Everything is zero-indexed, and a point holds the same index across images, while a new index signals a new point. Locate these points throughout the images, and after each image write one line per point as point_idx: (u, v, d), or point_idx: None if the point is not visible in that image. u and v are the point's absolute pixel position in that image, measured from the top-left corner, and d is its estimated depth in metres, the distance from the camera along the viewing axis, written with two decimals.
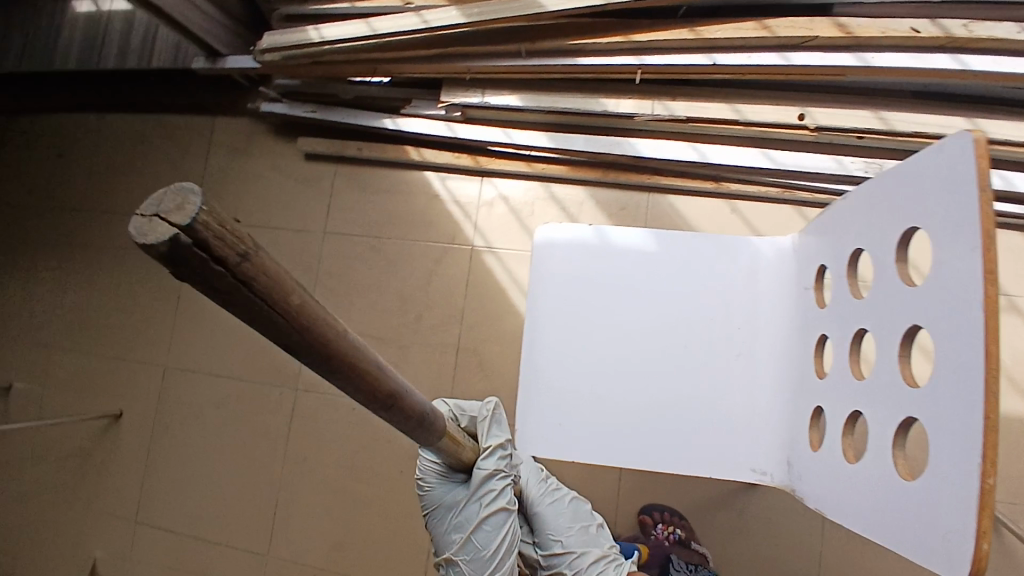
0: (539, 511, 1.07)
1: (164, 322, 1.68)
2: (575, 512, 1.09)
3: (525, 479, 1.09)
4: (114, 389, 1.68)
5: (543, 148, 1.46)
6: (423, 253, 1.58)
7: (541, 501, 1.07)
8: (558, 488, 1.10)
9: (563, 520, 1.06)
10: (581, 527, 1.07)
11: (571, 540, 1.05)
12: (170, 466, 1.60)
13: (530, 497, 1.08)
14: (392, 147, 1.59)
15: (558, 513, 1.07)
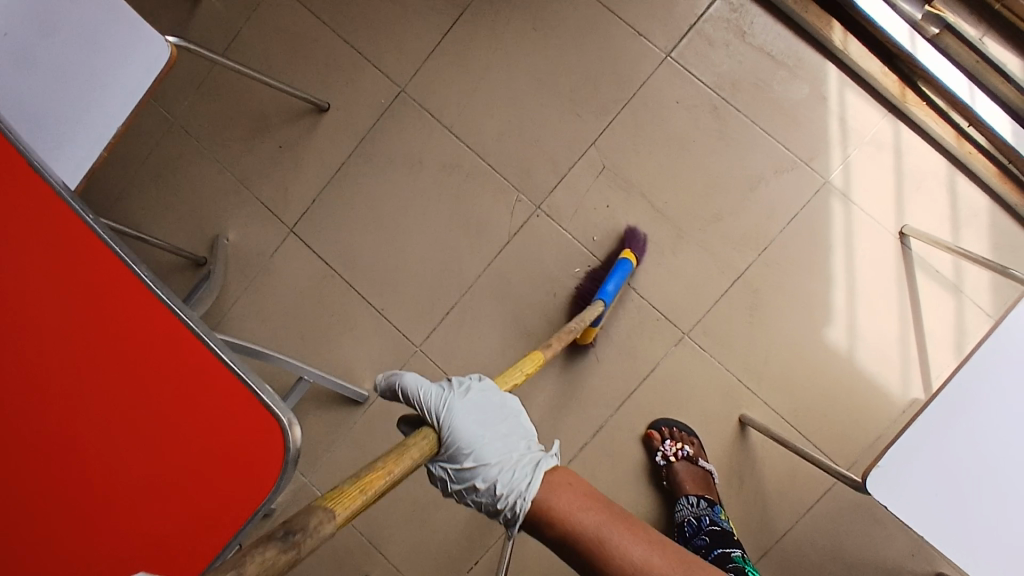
0: (454, 430, 0.74)
1: (356, 129, 1.35)
2: (496, 408, 0.80)
3: (423, 393, 0.76)
4: (286, 152, 1.38)
5: (948, 115, 1.15)
6: (663, 171, 1.24)
7: (457, 409, 0.75)
8: (466, 390, 0.78)
9: (485, 429, 0.77)
10: (507, 426, 0.80)
11: (494, 449, 0.77)
12: (343, 225, 1.36)
13: (437, 415, 0.74)
14: (751, 52, 1.22)
15: (473, 411, 0.77)
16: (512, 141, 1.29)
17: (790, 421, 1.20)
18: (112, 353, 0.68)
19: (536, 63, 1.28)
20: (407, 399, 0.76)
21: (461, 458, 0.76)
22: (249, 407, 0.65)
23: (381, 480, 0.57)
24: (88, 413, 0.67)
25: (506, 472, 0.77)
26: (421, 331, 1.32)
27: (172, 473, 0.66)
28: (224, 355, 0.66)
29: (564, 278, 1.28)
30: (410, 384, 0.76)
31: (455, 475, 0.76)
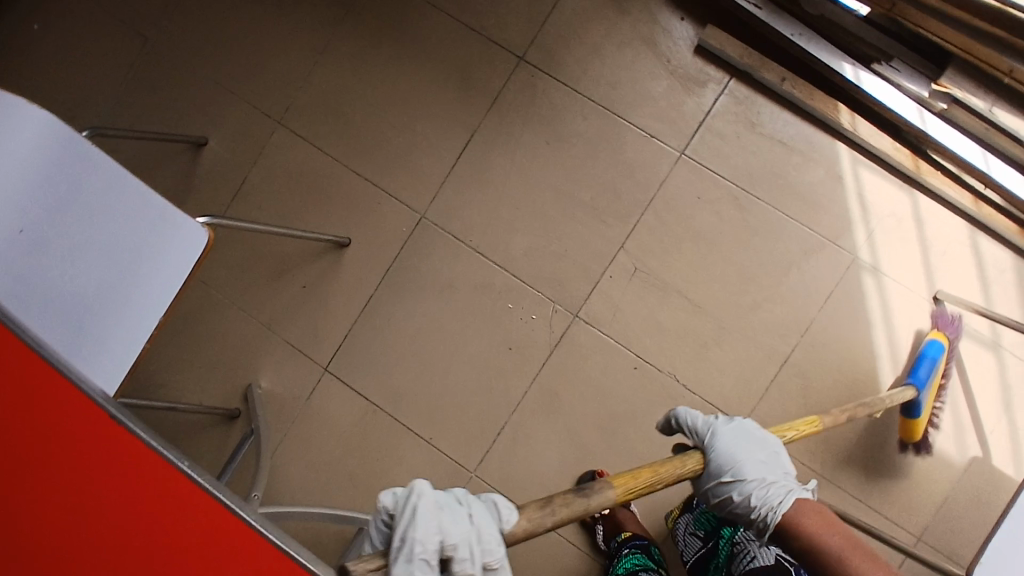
0: (714, 449, 0.83)
1: (380, 261, 1.34)
2: (755, 437, 0.85)
3: (692, 422, 0.87)
4: (312, 292, 1.35)
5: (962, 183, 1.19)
6: (693, 266, 1.26)
7: (721, 431, 0.85)
8: (733, 421, 0.86)
9: (744, 451, 0.83)
10: (766, 455, 0.84)
11: (754, 470, 0.82)
12: (379, 358, 1.33)
13: (702, 436, 0.85)
14: (762, 142, 1.25)
15: (733, 434, 0.84)
16: (541, 254, 1.30)
17: (857, 495, 1.21)
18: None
19: (553, 176, 1.30)
20: (677, 425, 0.89)
21: (720, 474, 0.82)
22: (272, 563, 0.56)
23: (653, 475, 0.69)
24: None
25: (760, 488, 0.81)
26: (474, 456, 1.30)
27: None
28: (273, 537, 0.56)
29: (612, 383, 1.28)
30: (682, 415, 0.88)
31: (718, 488, 0.82)
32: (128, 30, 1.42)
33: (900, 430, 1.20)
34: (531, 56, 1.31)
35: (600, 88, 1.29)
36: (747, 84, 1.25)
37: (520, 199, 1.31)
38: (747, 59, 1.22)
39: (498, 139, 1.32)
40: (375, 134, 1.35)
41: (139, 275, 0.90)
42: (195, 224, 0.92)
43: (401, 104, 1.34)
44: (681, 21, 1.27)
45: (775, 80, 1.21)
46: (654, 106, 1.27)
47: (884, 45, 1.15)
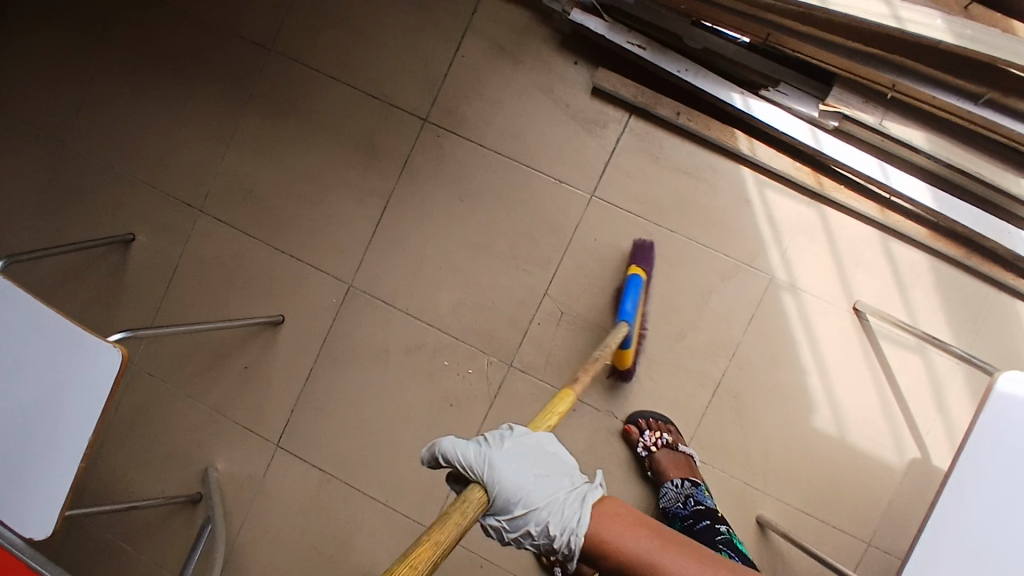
0: (499, 482, 0.72)
1: (315, 333, 1.37)
2: (528, 450, 0.76)
3: (464, 458, 0.73)
4: (254, 371, 1.38)
5: (864, 192, 1.21)
6: (616, 303, 1.28)
7: (497, 461, 0.72)
8: (500, 440, 0.76)
9: (527, 474, 0.74)
10: (547, 468, 0.77)
11: (539, 491, 0.75)
12: (327, 427, 1.36)
13: (476, 471, 0.72)
14: (668, 175, 1.26)
15: (514, 458, 0.74)
16: (468, 309, 1.33)
17: (804, 509, 1.23)
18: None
19: (470, 231, 1.32)
20: (447, 461, 0.74)
21: (511, 507, 0.73)
22: None
23: (452, 532, 0.61)
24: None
25: (553, 509, 0.75)
26: (430, 512, 1.33)
27: None
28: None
29: (553, 427, 1.30)
30: (446, 449, 0.73)
31: (513, 523, 0.74)
32: (46, 140, 1.46)
33: (837, 441, 1.22)
34: (434, 117, 1.34)
35: (504, 140, 1.31)
36: (646, 120, 1.27)
37: (442, 257, 1.34)
38: (640, 97, 1.24)
39: (413, 201, 1.34)
40: (295, 211, 1.38)
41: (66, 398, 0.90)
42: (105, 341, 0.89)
43: (316, 178, 1.37)
44: (573, 66, 1.29)
45: (670, 115, 1.23)
46: (558, 152, 1.30)
47: (768, 71, 1.17)
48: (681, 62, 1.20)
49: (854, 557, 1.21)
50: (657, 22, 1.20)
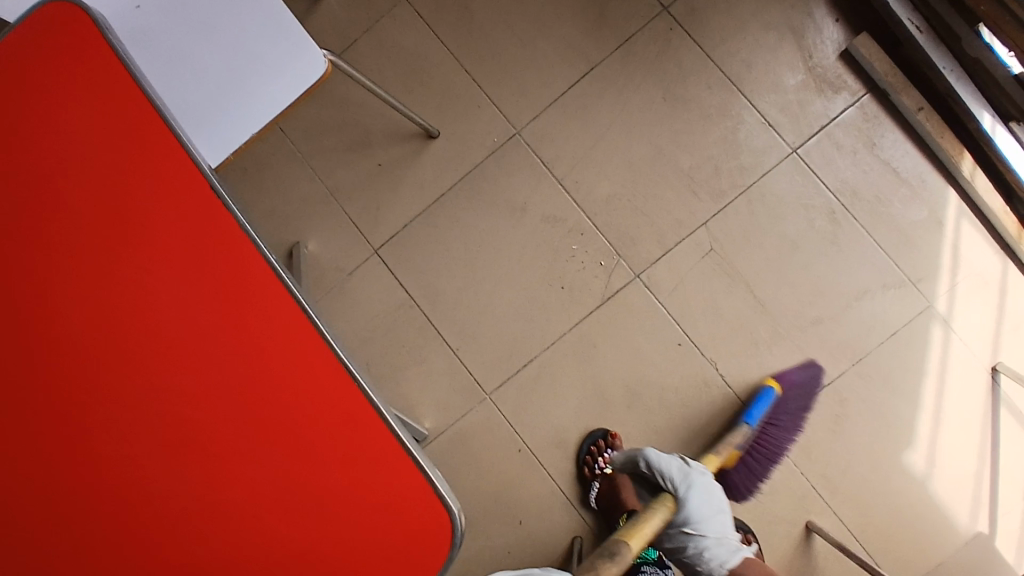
0: (688, 501, 0.97)
1: (462, 163, 1.31)
2: (718, 496, 1.01)
3: (665, 471, 1.01)
4: (386, 173, 1.33)
5: None
6: (770, 265, 1.23)
7: (695, 484, 0.99)
8: (700, 472, 1.01)
9: (711, 510, 0.99)
10: (721, 516, 1.01)
11: (712, 526, 1.00)
12: (431, 257, 1.32)
13: (675, 484, 0.99)
14: (876, 163, 1.22)
15: (708, 497, 0.99)
16: (622, 206, 1.27)
17: (859, 538, 1.20)
18: (180, 330, 0.66)
19: (661, 132, 1.27)
20: (647, 468, 1.04)
21: (681, 523, 0.99)
22: (295, 326, 0.66)
23: (653, 523, 0.88)
24: (168, 454, 0.65)
25: (717, 545, 1.00)
26: (496, 379, 1.29)
27: (246, 392, 0.66)
28: (342, 354, 0.66)
29: (652, 352, 1.26)
30: (652, 460, 1.03)
31: (678, 536, 1.00)
32: None
33: (918, 485, 1.21)
34: (674, 10, 1.28)
35: (732, 62, 1.26)
36: (880, 104, 1.23)
37: (620, 145, 1.28)
38: (890, 78, 1.20)
39: (616, 81, 1.29)
40: (498, 39, 1.33)
41: (232, 89, 0.84)
42: (315, 52, 0.84)
43: (530, 18, 1.32)
44: (834, 23, 1.24)
45: (912, 107, 1.19)
46: (780, 97, 1.24)
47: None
48: (949, 65, 1.17)
49: None
50: (947, 12, 1.14)
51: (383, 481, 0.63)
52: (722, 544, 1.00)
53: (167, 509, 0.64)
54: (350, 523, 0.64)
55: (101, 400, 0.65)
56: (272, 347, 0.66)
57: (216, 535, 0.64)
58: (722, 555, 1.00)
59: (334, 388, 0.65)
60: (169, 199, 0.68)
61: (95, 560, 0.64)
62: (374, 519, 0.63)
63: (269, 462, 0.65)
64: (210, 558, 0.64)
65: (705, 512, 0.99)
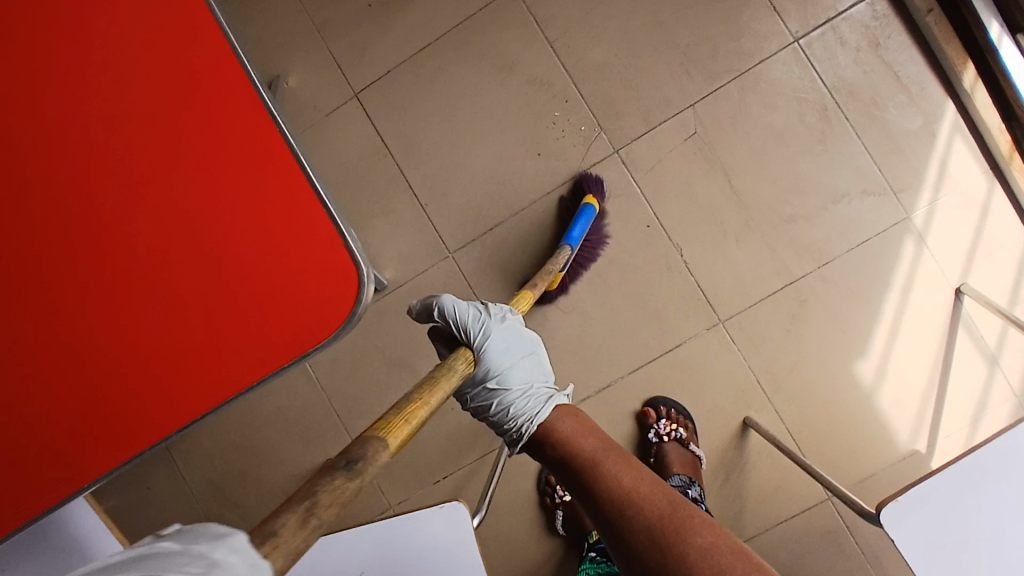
0: (487, 350, 0.75)
1: (455, 13, 1.27)
2: (521, 335, 0.80)
3: (461, 318, 0.75)
4: (377, 14, 1.29)
5: None
6: (752, 154, 1.20)
7: (493, 330, 0.76)
8: (502, 316, 0.79)
9: (513, 354, 0.78)
10: (529, 359, 0.80)
11: (518, 375, 0.77)
12: (411, 107, 1.28)
13: (472, 334, 0.75)
14: (877, 64, 1.18)
15: (506, 337, 0.78)
16: (611, 76, 1.23)
17: (795, 438, 1.20)
18: (106, 55, 0.65)
19: (662, 5, 1.22)
20: (441, 317, 0.76)
21: (486, 378, 0.76)
22: (224, 71, 0.65)
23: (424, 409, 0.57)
24: (90, 179, 0.65)
25: (523, 397, 0.77)
26: (459, 238, 1.28)
27: (166, 129, 0.65)
28: (269, 103, 0.65)
29: (619, 229, 1.24)
30: (447, 305, 0.75)
31: (482, 393, 0.77)
32: None
33: (864, 396, 1.20)
34: None
35: None
36: (891, 2, 1.17)
37: (620, 15, 1.23)
38: None
39: None
40: None
41: None
42: None
43: None
44: None
45: (922, 8, 1.15)
46: None
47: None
48: None
49: (812, 497, 1.20)
50: None
51: (301, 232, 0.65)
52: (530, 386, 0.79)
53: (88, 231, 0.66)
54: (265, 266, 0.65)
55: (24, 116, 0.65)
56: (203, 85, 0.65)
57: (123, 261, 0.66)
58: (521, 408, 0.76)
59: (257, 137, 0.65)
60: None
61: (9, 267, 0.66)
62: (285, 266, 0.65)
63: (189, 200, 0.65)
64: (128, 284, 0.66)
65: (502, 352, 0.76)
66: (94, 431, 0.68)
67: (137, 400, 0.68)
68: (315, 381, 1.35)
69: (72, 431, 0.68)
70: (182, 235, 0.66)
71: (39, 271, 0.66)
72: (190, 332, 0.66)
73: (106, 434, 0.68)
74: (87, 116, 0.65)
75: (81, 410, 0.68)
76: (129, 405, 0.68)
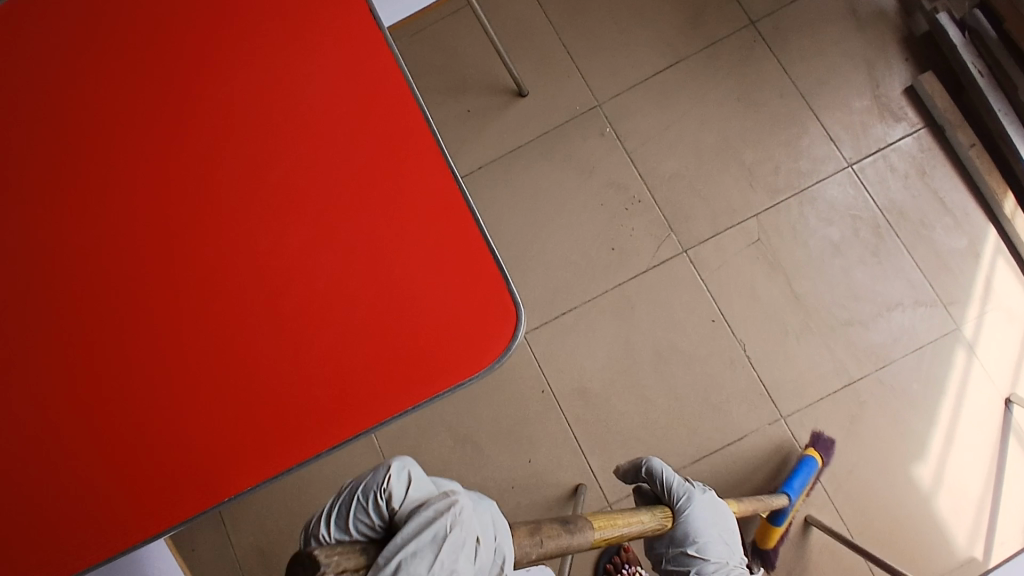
0: (688, 514, 0.87)
1: (545, 122, 1.43)
2: (723, 515, 0.90)
3: (673, 483, 0.87)
4: (474, 119, 1.45)
5: None
6: (811, 263, 1.31)
7: (696, 500, 0.87)
8: (705, 489, 0.90)
9: (716, 527, 0.89)
10: (725, 536, 0.89)
11: (715, 548, 0.87)
12: (498, 199, 1.42)
13: (678, 498, 0.87)
14: (924, 189, 1.31)
15: (707, 509, 0.89)
16: (682, 185, 1.37)
17: (853, 536, 1.22)
18: (314, 119, 0.77)
19: (731, 128, 1.38)
20: (649, 476, 0.88)
21: (685, 543, 0.87)
22: (412, 131, 0.75)
23: (622, 527, 0.70)
24: (284, 216, 0.75)
25: (715, 566, 0.86)
26: (534, 321, 1.36)
27: (356, 178, 0.75)
28: (449, 159, 0.74)
29: (684, 323, 1.32)
30: (658, 467, 0.87)
31: (679, 557, 0.87)
32: None
33: (922, 499, 1.23)
34: (762, 27, 1.41)
35: (807, 79, 1.38)
36: (935, 138, 1.33)
37: (692, 133, 1.39)
38: (948, 115, 1.31)
39: (699, 78, 1.41)
40: (599, 23, 1.46)
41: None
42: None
43: (632, 11, 1.46)
44: (903, 63, 1.37)
45: (965, 143, 1.30)
46: (844, 117, 1.35)
47: None
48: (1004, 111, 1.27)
49: None
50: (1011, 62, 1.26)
51: (463, 274, 0.72)
52: (709, 550, 0.87)
53: (271, 264, 0.74)
54: (426, 307, 0.72)
55: (236, 162, 0.76)
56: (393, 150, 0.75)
57: (301, 287, 0.73)
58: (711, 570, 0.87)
59: (434, 187, 0.74)
60: (331, 13, 0.79)
61: (197, 288, 0.74)
62: (448, 299, 0.72)
63: (367, 237, 0.74)
64: (297, 314, 0.73)
65: (705, 514, 0.88)
66: (242, 444, 0.71)
67: (288, 418, 0.71)
68: (379, 451, 1.37)
69: (223, 444, 0.71)
70: (358, 267, 0.73)
71: (226, 291, 0.74)
72: (350, 357, 0.72)
73: (255, 449, 0.71)
74: (288, 169, 0.75)
75: (233, 423, 0.71)
76: (276, 428, 0.71)
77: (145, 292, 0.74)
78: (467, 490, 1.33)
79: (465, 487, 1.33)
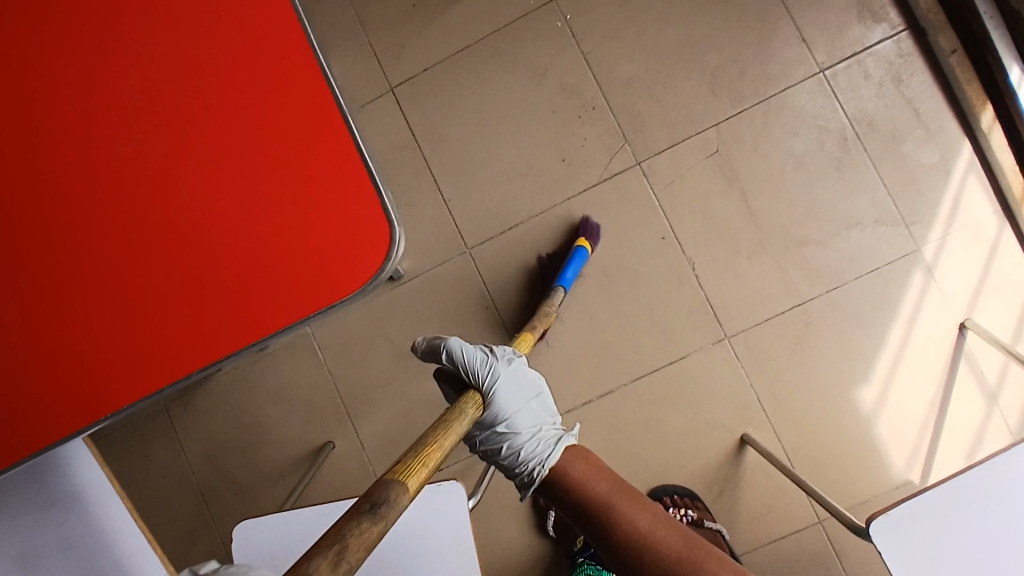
0: (496, 393, 0.80)
1: (495, 18, 1.32)
2: (527, 385, 0.85)
3: (471, 363, 0.79)
4: (420, 14, 1.34)
5: None
6: (769, 177, 1.24)
7: (499, 374, 0.81)
8: (508, 359, 0.84)
9: (517, 397, 0.82)
10: (533, 402, 0.85)
11: (522, 416, 0.82)
12: (443, 104, 1.33)
13: (481, 378, 0.79)
14: (899, 99, 1.21)
15: (512, 381, 0.83)
16: (639, 91, 1.28)
17: (789, 458, 1.22)
18: (182, 19, 0.70)
19: (696, 27, 1.26)
20: (449, 359, 0.79)
21: (498, 423, 0.81)
22: (285, 33, 0.69)
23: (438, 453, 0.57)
24: (157, 128, 0.70)
25: (531, 437, 0.82)
26: (478, 233, 1.31)
27: (228, 87, 0.69)
28: (324, 65, 0.68)
29: (634, 238, 1.27)
30: (454, 347, 0.79)
31: (492, 436, 0.82)
32: None
33: (862, 423, 1.21)
34: None
35: None
36: (916, 41, 1.22)
37: (654, 33, 1.28)
38: (932, 16, 1.19)
39: None
40: None
41: None
42: None
43: None
44: None
45: (946, 48, 1.19)
46: (820, 16, 1.23)
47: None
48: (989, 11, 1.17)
49: (802, 519, 1.21)
50: None
51: (342, 191, 0.68)
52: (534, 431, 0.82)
53: (142, 176, 0.70)
54: (302, 219, 0.69)
55: (103, 67, 0.71)
56: (262, 48, 0.69)
57: (176, 205, 0.70)
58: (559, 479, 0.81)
59: (310, 96, 0.68)
60: None
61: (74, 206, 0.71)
62: (326, 217, 0.69)
63: (241, 152, 0.69)
64: (173, 229, 0.70)
65: (507, 390, 0.81)
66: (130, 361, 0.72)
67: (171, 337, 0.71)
68: (320, 363, 1.35)
69: (110, 362, 0.72)
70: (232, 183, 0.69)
71: (102, 208, 0.71)
72: (229, 277, 0.70)
73: (139, 368, 0.71)
74: (152, 69, 0.70)
75: (117, 342, 0.71)
76: (159, 343, 0.71)
77: (23, 204, 0.72)
78: (408, 403, 1.32)
79: (406, 400, 1.32)
